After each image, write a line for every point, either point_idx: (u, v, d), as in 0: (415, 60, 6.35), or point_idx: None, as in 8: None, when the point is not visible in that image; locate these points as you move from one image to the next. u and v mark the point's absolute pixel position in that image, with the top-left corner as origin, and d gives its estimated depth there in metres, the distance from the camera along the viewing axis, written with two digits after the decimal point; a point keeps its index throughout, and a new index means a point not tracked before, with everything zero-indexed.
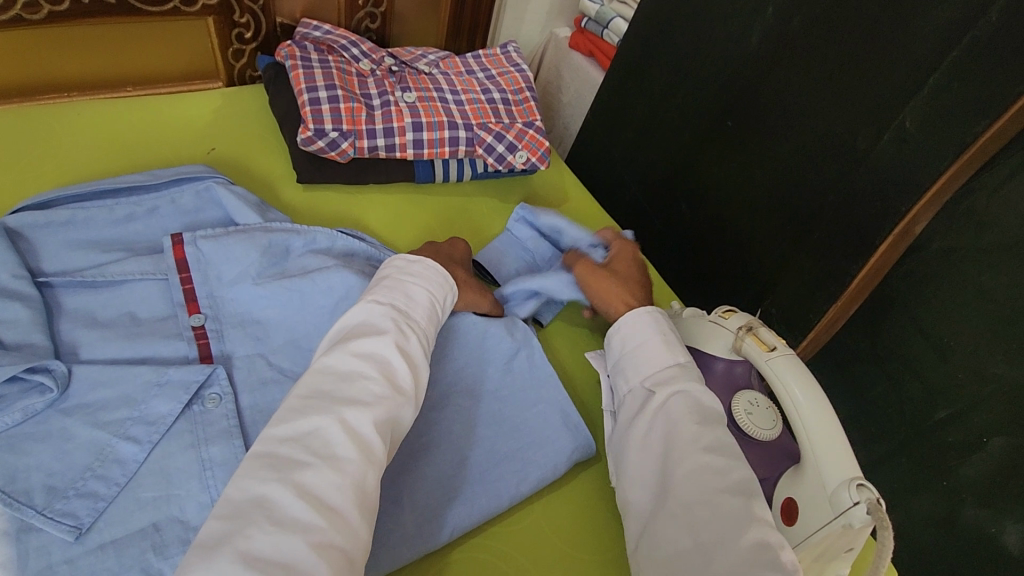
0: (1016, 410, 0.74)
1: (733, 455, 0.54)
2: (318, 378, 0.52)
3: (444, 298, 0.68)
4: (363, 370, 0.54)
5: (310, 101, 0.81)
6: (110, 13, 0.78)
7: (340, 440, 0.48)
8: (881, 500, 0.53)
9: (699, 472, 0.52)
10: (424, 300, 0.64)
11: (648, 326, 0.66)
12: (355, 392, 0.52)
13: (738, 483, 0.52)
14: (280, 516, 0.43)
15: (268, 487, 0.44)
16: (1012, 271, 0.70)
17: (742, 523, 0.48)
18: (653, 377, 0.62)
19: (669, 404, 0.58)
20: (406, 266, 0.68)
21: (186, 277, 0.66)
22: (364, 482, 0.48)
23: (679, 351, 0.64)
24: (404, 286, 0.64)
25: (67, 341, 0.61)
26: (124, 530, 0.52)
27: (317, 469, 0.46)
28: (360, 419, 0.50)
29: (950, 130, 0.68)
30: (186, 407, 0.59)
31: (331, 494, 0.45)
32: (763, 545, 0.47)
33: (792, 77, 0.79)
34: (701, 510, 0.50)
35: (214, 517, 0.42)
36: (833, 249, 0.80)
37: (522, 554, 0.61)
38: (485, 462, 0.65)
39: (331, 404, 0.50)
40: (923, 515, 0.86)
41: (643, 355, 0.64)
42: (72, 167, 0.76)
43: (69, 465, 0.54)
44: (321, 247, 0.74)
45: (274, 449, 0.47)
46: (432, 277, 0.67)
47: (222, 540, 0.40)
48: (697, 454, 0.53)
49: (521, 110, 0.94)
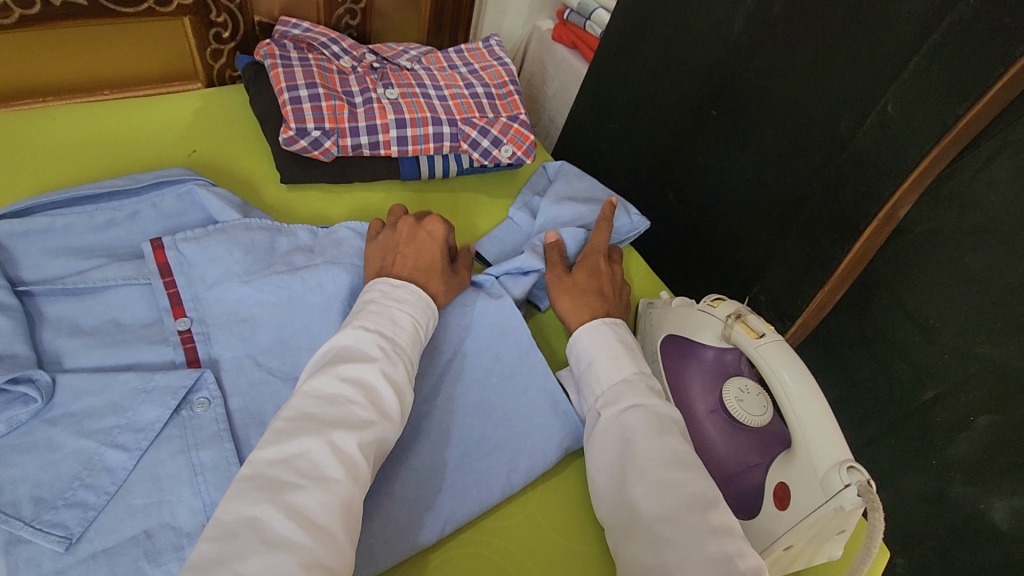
0: (1000, 389, 0.75)
1: (689, 466, 0.55)
2: (306, 401, 0.52)
3: (428, 322, 0.65)
4: (351, 395, 0.54)
5: (291, 100, 0.80)
6: (83, 15, 0.76)
7: (329, 462, 0.49)
8: (871, 482, 0.53)
9: (655, 489, 0.53)
10: (408, 325, 0.62)
11: (595, 343, 0.65)
12: (343, 416, 0.52)
13: (695, 495, 0.52)
14: (272, 535, 0.44)
15: (259, 509, 0.45)
16: (994, 253, 0.71)
17: (702, 540, 0.49)
18: (604, 395, 0.61)
19: (619, 422, 0.58)
20: (389, 290, 0.64)
21: (170, 281, 0.65)
22: (351, 502, 0.48)
23: (626, 365, 0.63)
24: (391, 312, 0.62)
25: (50, 350, 0.60)
26: (114, 539, 0.52)
27: (306, 490, 0.47)
28: (349, 442, 0.50)
29: (932, 114, 0.68)
30: (174, 413, 0.59)
31: (320, 515, 0.46)
32: (723, 558, 0.49)
33: (775, 64, 0.79)
34: (663, 529, 0.51)
35: (204, 539, 0.43)
36: (819, 236, 0.81)
37: (518, 547, 0.62)
38: (479, 457, 0.65)
39: (320, 427, 0.51)
40: (913, 492, 0.89)
41: (594, 373, 0.63)
42: (50, 173, 0.75)
43: (56, 475, 0.54)
44: (304, 244, 0.74)
45: (263, 470, 0.48)
46: (414, 302, 0.64)
47: (218, 561, 0.42)
48: (650, 472, 0.54)
49: (505, 103, 0.93)
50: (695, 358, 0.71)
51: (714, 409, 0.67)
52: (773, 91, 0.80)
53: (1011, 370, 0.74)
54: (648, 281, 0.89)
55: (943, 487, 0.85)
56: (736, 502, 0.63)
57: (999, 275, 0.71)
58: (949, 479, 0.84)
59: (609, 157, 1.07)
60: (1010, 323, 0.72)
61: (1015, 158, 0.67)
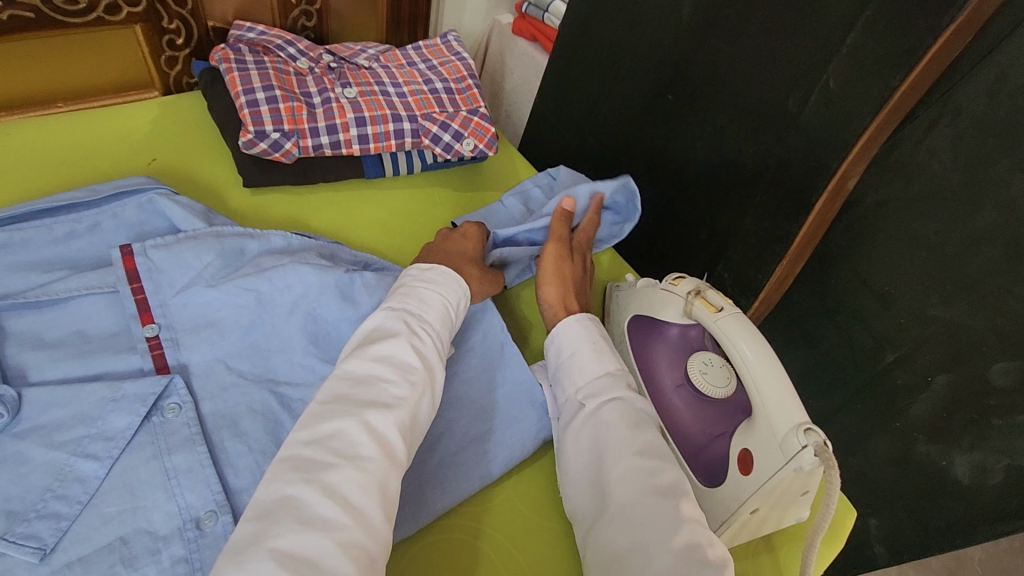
0: (954, 348, 0.78)
1: (664, 458, 0.56)
2: (338, 383, 0.54)
3: (458, 301, 0.67)
4: (380, 374, 0.55)
5: (248, 103, 0.80)
6: (31, 27, 0.75)
7: (363, 440, 0.50)
8: (827, 442, 0.55)
9: (631, 474, 0.54)
10: (437, 303, 0.64)
11: (579, 336, 0.67)
12: (374, 395, 0.53)
13: (668, 484, 0.54)
14: (306, 515, 0.45)
15: (296, 489, 0.46)
16: (941, 218, 0.74)
17: (676, 524, 0.50)
18: (587, 388, 0.63)
19: (603, 411, 0.60)
20: (420, 273, 0.67)
21: (138, 287, 0.65)
22: (387, 482, 0.49)
23: (609, 359, 0.65)
24: (417, 292, 0.64)
25: (14, 365, 0.60)
26: (89, 547, 0.52)
27: (340, 469, 0.47)
28: (382, 421, 0.51)
29: (871, 85, 0.70)
30: (145, 420, 0.59)
31: (355, 494, 0.47)
32: (694, 543, 0.49)
33: (724, 47, 0.82)
34: (639, 512, 0.52)
35: (245, 520, 0.44)
36: (775, 211, 0.83)
37: (495, 530, 0.63)
38: (455, 444, 0.66)
39: (354, 407, 0.52)
40: (880, 455, 0.92)
41: (578, 365, 0.65)
42: (5, 189, 0.74)
43: (27, 488, 0.54)
44: (277, 248, 0.73)
45: (299, 451, 0.48)
46: (448, 283, 0.67)
47: (253, 542, 0.42)
48: (627, 456, 0.55)
49: (464, 97, 0.94)
50: (661, 336, 0.73)
51: (681, 383, 0.70)
52: (725, 74, 0.83)
53: (964, 330, 0.77)
54: (614, 265, 0.91)
55: (908, 447, 0.89)
56: (706, 472, 0.66)
57: (946, 240, 0.74)
58: (913, 439, 0.88)
59: (574, 147, 1.09)
60: (959, 285, 0.75)
61: (952, 127, 0.70)
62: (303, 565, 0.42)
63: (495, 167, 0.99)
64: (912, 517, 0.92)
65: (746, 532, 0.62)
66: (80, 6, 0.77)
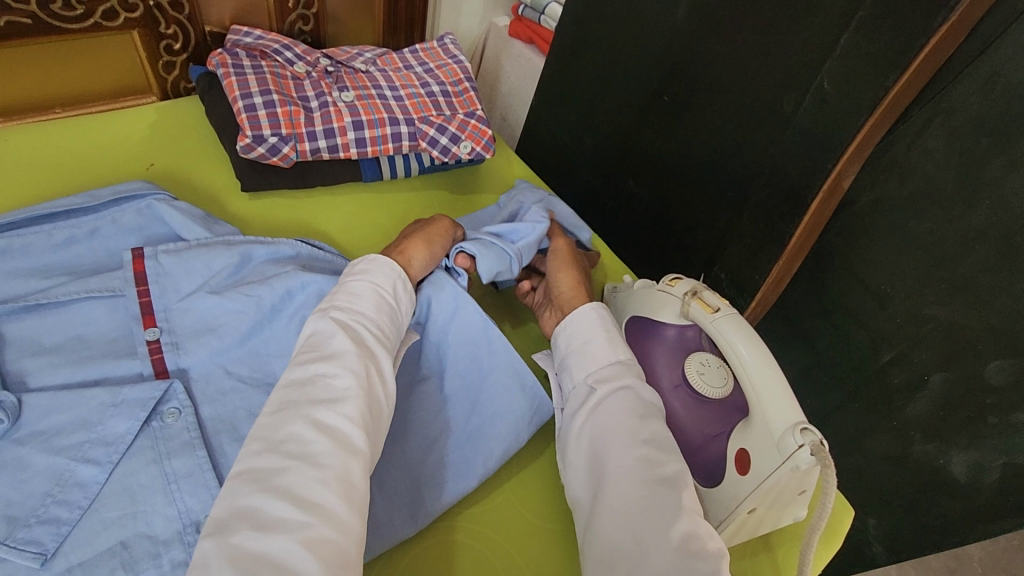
0: (950, 347, 0.79)
1: (667, 449, 0.57)
2: (283, 390, 0.54)
3: (396, 287, 0.67)
4: (322, 371, 0.55)
5: (246, 107, 0.80)
6: (28, 33, 0.76)
7: (313, 438, 0.50)
8: (823, 442, 0.56)
9: (634, 464, 0.55)
10: (370, 292, 0.64)
11: (593, 324, 0.68)
12: (320, 393, 0.54)
13: (669, 476, 0.54)
14: (266, 520, 0.45)
15: (253, 498, 0.46)
16: (935, 217, 0.74)
17: (675, 516, 0.51)
18: (596, 374, 0.64)
19: (611, 399, 0.61)
20: (349, 270, 0.68)
21: (143, 290, 0.66)
22: (349, 473, 0.50)
23: (621, 348, 0.66)
24: (350, 287, 0.64)
25: (14, 371, 0.60)
26: (90, 552, 0.52)
27: (296, 470, 0.48)
28: (330, 416, 0.52)
29: (866, 85, 0.70)
30: (145, 424, 0.60)
31: (315, 491, 0.48)
32: (692, 535, 0.50)
33: (718, 49, 0.82)
34: (638, 503, 0.52)
35: (203, 537, 0.44)
36: (770, 212, 0.83)
37: (496, 533, 0.63)
38: (453, 446, 0.66)
39: (298, 408, 0.52)
40: (878, 454, 0.92)
41: (588, 354, 0.66)
42: (4, 195, 0.74)
43: (27, 493, 0.54)
44: (284, 257, 0.74)
45: (252, 462, 0.49)
46: (379, 269, 0.67)
47: (211, 554, 0.42)
48: (633, 446, 0.56)
49: (461, 100, 0.94)
50: (658, 336, 0.73)
51: (679, 383, 0.70)
52: (719, 76, 0.83)
53: (960, 329, 0.77)
54: (611, 267, 0.92)
55: (906, 446, 0.89)
56: (703, 472, 0.66)
57: (940, 239, 0.74)
58: (910, 438, 0.88)
59: (571, 149, 1.09)
60: (954, 284, 0.75)
61: (945, 126, 0.70)
62: (267, 569, 0.43)
63: (492, 169, 1.00)
64: (911, 516, 0.92)
65: (745, 531, 0.62)
66: (77, 11, 0.77)
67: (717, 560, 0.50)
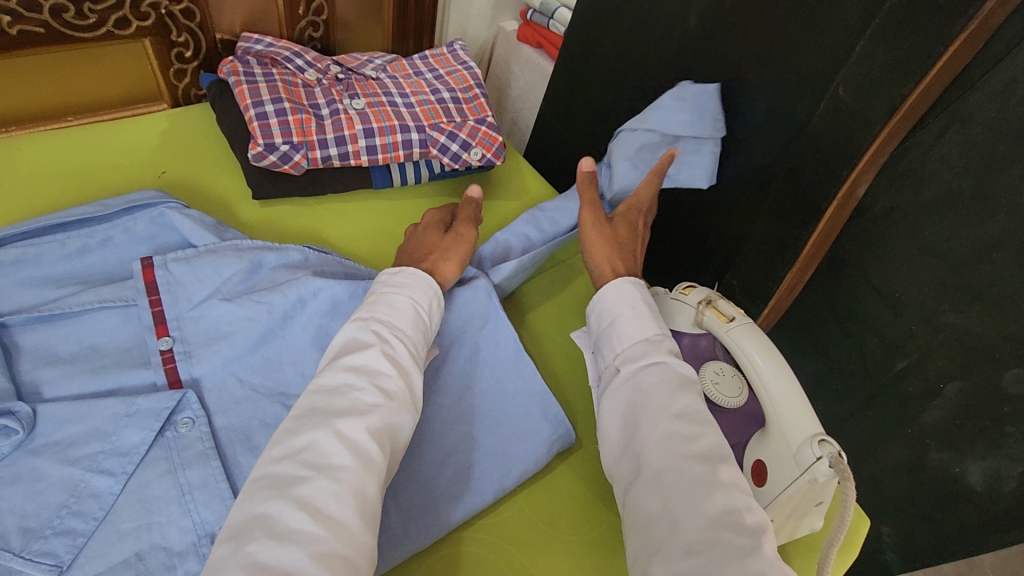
0: (966, 355, 0.78)
1: (703, 423, 0.56)
2: (310, 397, 0.55)
3: (431, 304, 0.68)
4: (351, 383, 0.56)
5: (257, 116, 0.80)
6: (42, 42, 0.76)
7: (334, 450, 0.50)
8: (842, 453, 0.55)
9: (666, 439, 0.54)
10: (407, 306, 0.64)
11: (623, 299, 0.67)
12: (346, 404, 0.54)
13: (706, 450, 0.53)
14: (280, 530, 0.45)
15: (269, 505, 0.47)
16: (951, 224, 0.73)
17: (710, 488, 0.50)
18: (623, 354, 0.63)
19: (638, 376, 0.60)
20: (385, 279, 0.68)
21: (156, 299, 0.66)
22: (364, 487, 0.49)
23: (648, 325, 0.64)
24: (387, 298, 0.64)
25: (29, 381, 0.60)
26: (105, 564, 0.52)
27: (313, 481, 0.48)
28: (354, 427, 0.52)
29: (882, 92, 0.70)
30: (159, 435, 0.59)
31: (329, 503, 0.47)
32: (729, 508, 0.49)
33: (731, 55, 0.82)
34: (671, 476, 0.52)
35: (220, 542, 0.45)
36: (784, 219, 0.83)
37: (509, 544, 0.63)
38: (466, 457, 0.66)
39: (325, 419, 0.52)
40: (892, 461, 0.92)
41: (617, 331, 0.65)
42: (17, 203, 0.75)
43: (42, 505, 0.54)
44: (296, 262, 0.74)
45: (271, 468, 0.49)
46: (414, 283, 0.67)
47: (230, 557, 0.43)
48: (665, 421, 0.55)
49: (472, 107, 0.94)
50: (673, 345, 0.71)
51: None
52: (731, 82, 0.83)
53: (976, 337, 0.76)
54: None
55: (921, 455, 0.88)
56: None
57: (956, 246, 0.74)
58: (925, 446, 0.87)
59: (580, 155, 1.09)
60: (970, 292, 0.74)
61: (961, 133, 0.70)
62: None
63: (502, 175, 0.99)
64: (926, 524, 0.92)
65: None
66: (90, 20, 0.77)
67: (757, 532, 0.48)
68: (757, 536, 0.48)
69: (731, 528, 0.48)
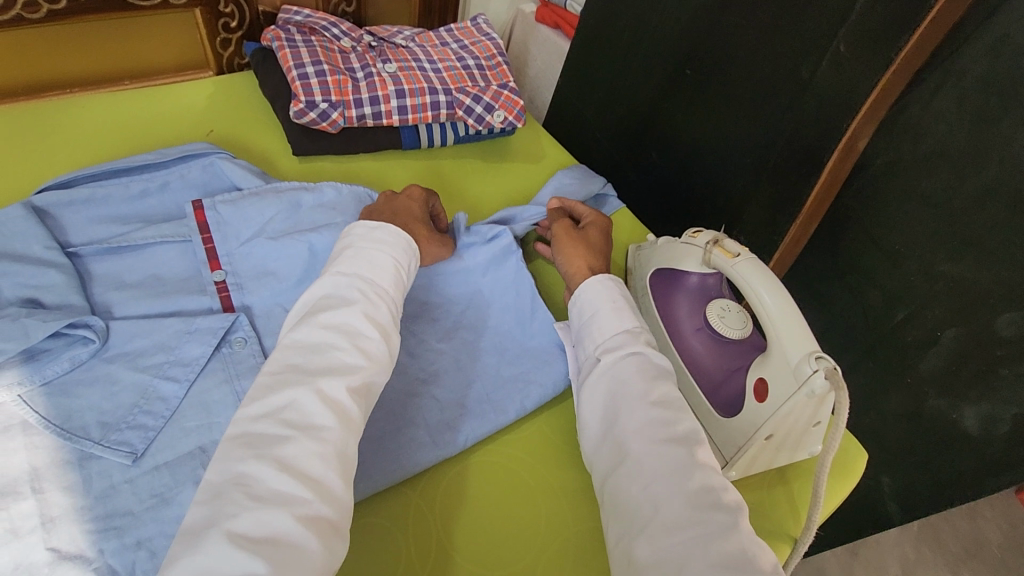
0: (963, 303, 0.82)
1: (677, 408, 0.60)
2: (290, 353, 0.55)
3: (410, 262, 0.69)
4: (332, 341, 0.57)
5: (299, 76, 0.87)
6: (105, 10, 0.83)
7: (317, 410, 0.52)
8: (836, 367, 0.60)
9: (646, 424, 0.58)
10: (388, 265, 0.65)
11: (600, 295, 0.71)
12: (328, 363, 0.55)
13: (683, 433, 0.58)
14: (258, 491, 0.46)
15: (247, 466, 0.47)
16: (947, 175, 0.78)
17: (689, 470, 0.54)
18: (603, 345, 0.67)
19: (617, 366, 0.64)
20: (367, 232, 0.68)
21: (208, 237, 0.73)
22: (345, 449, 0.52)
23: (627, 318, 0.68)
24: (367, 254, 0.65)
25: (101, 302, 0.67)
26: (174, 454, 0.59)
27: (296, 441, 0.49)
28: (335, 387, 0.53)
29: (879, 46, 0.76)
30: (216, 349, 0.66)
31: (311, 464, 0.49)
32: (707, 488, 0.53)
33: (739, 23, 0.87)
34: (651, 463, 0.55)
35: (195, 505, 0.45)
36: (790, 173, 0.88)
37: (530, 458, 0.69)
38: (488, 383, 0.72)
39: (306, 376, 0.54)
40: (893, 411, 0.96)
41: (596, 324, 0.69)
42: (83, 155, 0.82)
43: (116, 404, 0.61)
44: (330, 201, 0.80)
45: (250, 427, 0.50)
46: (393, 241, 0.68)
47: (207, 525, 0.44)
48: (643, 408, 0.59)
49: (495, 74, 1.00)
50: (682, 285, 0.78)
51: (700, 327, 0.75)
52: (739, 48, 0.88)
53: (971, 284, 0.81)
54: (632, 230, 0.97)
55: (920, 403, 0.92)
56: (724, 405, 0.70)
57: (952, 196, 0.78)
58: (924, 394, 0.91)
59: (595, 126, 1.15)
60: (966, 240, 0.79)
61: (956, 87, 0.75)
62: (263, 542, 0.44)
63: (521, 141, 1.05)
64: (925, 473, 0.96)
65: (764, 460, 0.67)
66: None
67: (733, 508, 0.53)
68: (731, 511, 0.52)
69: (711, 505, 0.52)
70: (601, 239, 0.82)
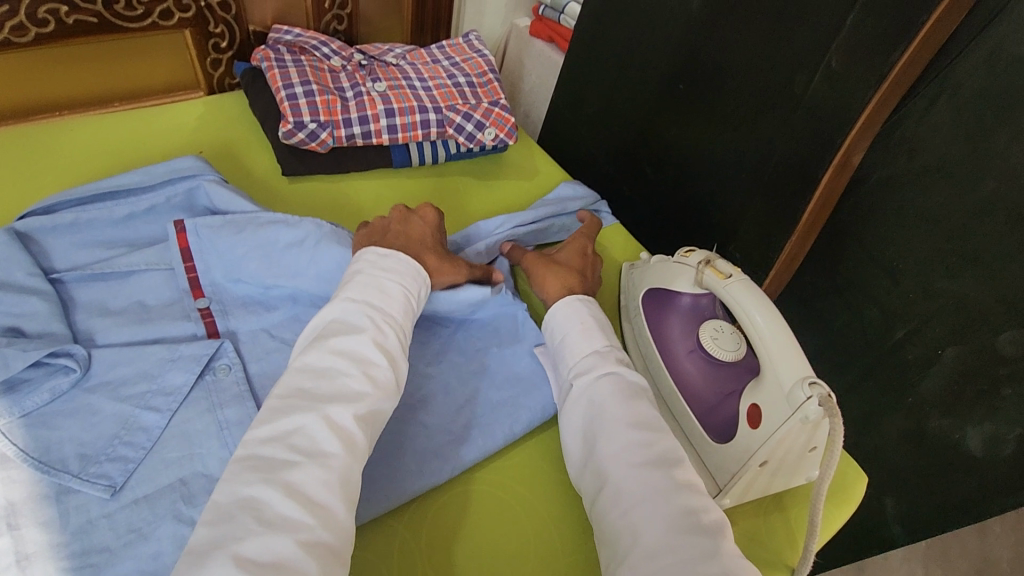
0: (962, 320, 0.81)
1: (661, 431, 0.59)
2: (298, 377, 0.55)
3: (419, 291, 0.67)
4: (342, 367, 0.56)
5: (287, 96, 0.87)
6: (93, 32, 0.83)
7: (324, 437, 0.51)
8: (830, 394, 0.59)
9: (625, 448, 0.57)
10: (398, 293, 0.64)
11: (569, 318, 0.70)
12: (336, 389, 0.54)
13: (661, 454, 0.56)
14: (268, 516, 0.46)
15: (255, 489, 0.47)
16: (943, 192, 0.77)
17: (671, 492, 0.53)
18: (576, 368, 0.66)
19: (593, 388, 0.63)
20: (377, 259, 0.66)
21: (191, 266, 0.71)
22: (350, 475, 0.51)
23: (597, 339, 0.67)
24: (378, 281, 0.64)
25: (83, 329, 0.66)
26: (153, 487, 0.58)
27: (302, 467, 0.49)
28: (343, 414, 0.52)
29: (872, 62, 0.74)
30: (199, 377, 0.65)
31: (317, 491, 0.48)
32: (689, 511, 0.52)
33: (729, 39, 0.86)
34: (631, 487, 0.54)
35: (202, 524, 0.44)
36: (782, 192, 0.87)
37: (518, 484, 0.68)
38: (478, 407, 0.71)
39: (314, 402, 0.53)
40: (894, 431, 0.94)
41: (568, 347, 0.68)
42: (70, 178, 0.82)
43: (97, 435, 0.60)
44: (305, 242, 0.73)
45: (256, 450, 0.49)
46: (406, 270, 0.66)
47: (215, 546, 0.43)
48: (622, 431, 0.58)
49: (486, 90, 1.00)
50: (674, 305, 0.77)
51: (693, 349, 0.74)
52: (729, 65, 0.88)
53: (971, 302, 0.79)
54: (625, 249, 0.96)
55: (921, 423, 0.90)
56: (716, 429, 0.69)
57: (949, 213, 0.77)
58: (925, 414, 0.89)
59: (589, 140, 1.14)
60: (964, 257, 0.77)
61: (951, 102, 0.74)
62: (268, 567, 0.43)
63: (513, 158, 1.04)
64: (928, 494, 0.94)
65: (757, 488, 0.65)
66: (137, 12, 0.84)
67: (714, 533, 0.51)
68: (713, 535, 0.51)
69: (691, 528, 0.50)
70: (574, 258, 0.80)
